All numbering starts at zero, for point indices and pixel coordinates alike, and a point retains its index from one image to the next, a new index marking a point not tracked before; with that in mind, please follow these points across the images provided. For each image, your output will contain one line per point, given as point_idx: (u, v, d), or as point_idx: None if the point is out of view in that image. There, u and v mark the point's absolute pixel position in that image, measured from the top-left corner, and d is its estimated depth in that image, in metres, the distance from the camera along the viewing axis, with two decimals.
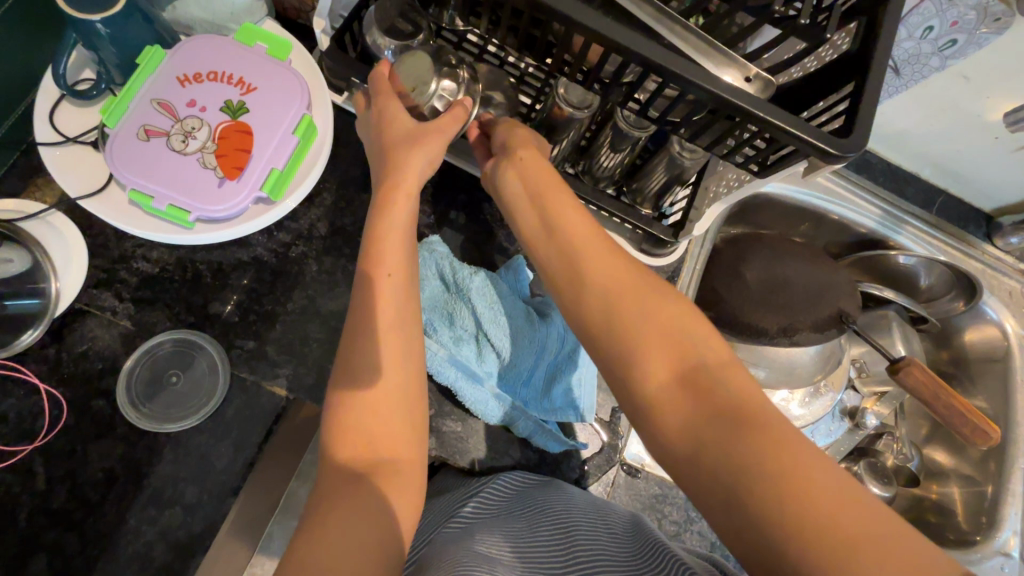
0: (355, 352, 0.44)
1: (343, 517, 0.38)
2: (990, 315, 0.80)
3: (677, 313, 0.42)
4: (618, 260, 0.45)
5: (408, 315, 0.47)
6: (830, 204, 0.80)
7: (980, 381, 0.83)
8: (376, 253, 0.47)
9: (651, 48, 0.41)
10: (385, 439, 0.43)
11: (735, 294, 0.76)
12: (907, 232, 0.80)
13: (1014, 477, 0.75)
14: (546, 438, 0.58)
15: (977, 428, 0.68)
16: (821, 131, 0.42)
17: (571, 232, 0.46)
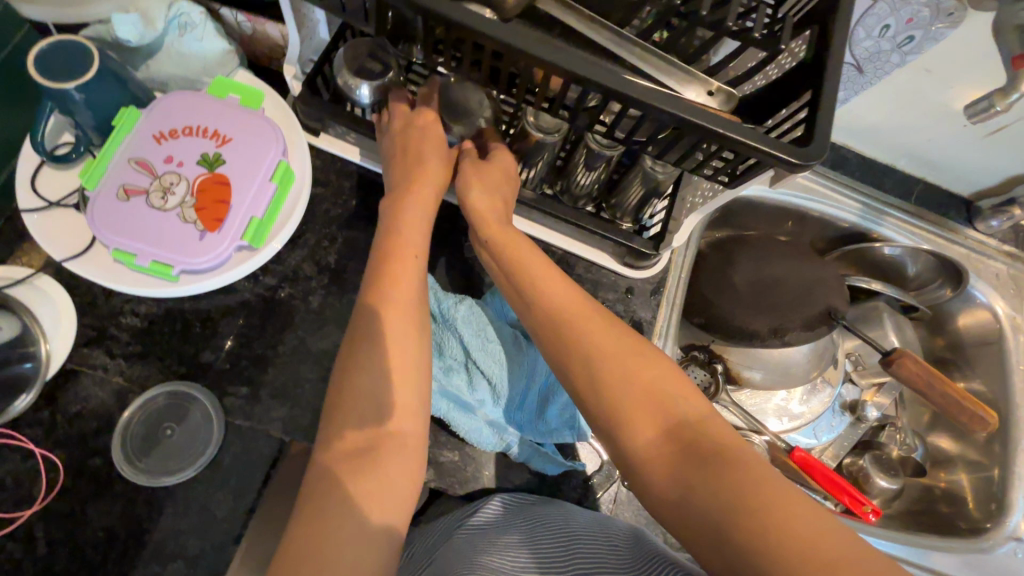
0: (350, 378, 0.45)
1: (339, 523, 0.40)
2: (980, 299, 0.81)
3: (657, 370, 0.45)
4: (599, 323, 0.48)
5: (409, 329, 0.48)
6: (809, 202, 0.81)
7: (977, 365, 0.83)
8: (386, 271, 0.50)
9: (607, 75, 0.42)
10: (383, 455, 0.43)
11: (724, 298, 0.76)
12: (889, 223, 0.81)
13: (1020, 460, 0.74)
14: (543, 462, 0.59)
15: (972, 413, 0.69)
16: (777, 141, 0.42)
17: (549, 293, 0.49)
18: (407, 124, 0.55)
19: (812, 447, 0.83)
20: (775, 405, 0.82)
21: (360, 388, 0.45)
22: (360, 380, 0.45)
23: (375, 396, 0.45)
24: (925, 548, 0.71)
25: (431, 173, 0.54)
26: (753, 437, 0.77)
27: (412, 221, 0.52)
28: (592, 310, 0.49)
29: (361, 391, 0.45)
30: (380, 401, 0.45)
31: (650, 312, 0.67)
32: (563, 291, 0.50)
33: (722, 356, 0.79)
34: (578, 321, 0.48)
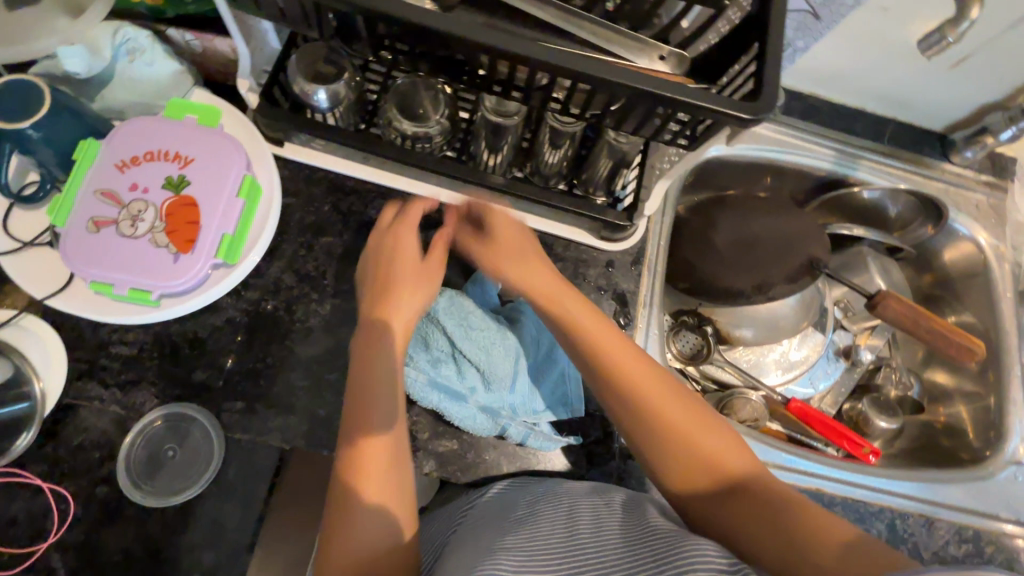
0: (354, 394, 0.51)
1: (354, 518, 0.46)
2: (962, 231, 0.81)
3: (703, 421, 0.51)
4: (640, 367, 0.53)
5: (391, 343, 0.53)
6: (783, 154, 0.80)
7: (966, 298, 0.83)
8: (383, 291, 0.55)
9: (552, 53, 0.42)
10: (377, 466, 0.48)
11: (706, 261, 0.76)
12: (864, 166, 0.81)
13: (1013, 385, 0.76)
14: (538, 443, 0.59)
15: (963, 345, 0.69)
16: (728, 99, 0.43)
17: (601, 346, 0.54)
18: (381, 241, 0.58)
19: (811, 397, 0.84)
20: (776, 358, 0.82)
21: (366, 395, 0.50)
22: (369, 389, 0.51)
23: (363, 416, 0.50)
24: (933, 482, 0.67)
25: (405, 241, 0.57)
26: (751, 393, 0.77)
27: (398, 314, 0.54)
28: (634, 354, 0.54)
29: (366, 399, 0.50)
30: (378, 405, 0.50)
31: (634, 283, 0.68)
32: (605, 338, 0.54)
33: (711, 318, 0.79)
34: (624, 368, 0.53)
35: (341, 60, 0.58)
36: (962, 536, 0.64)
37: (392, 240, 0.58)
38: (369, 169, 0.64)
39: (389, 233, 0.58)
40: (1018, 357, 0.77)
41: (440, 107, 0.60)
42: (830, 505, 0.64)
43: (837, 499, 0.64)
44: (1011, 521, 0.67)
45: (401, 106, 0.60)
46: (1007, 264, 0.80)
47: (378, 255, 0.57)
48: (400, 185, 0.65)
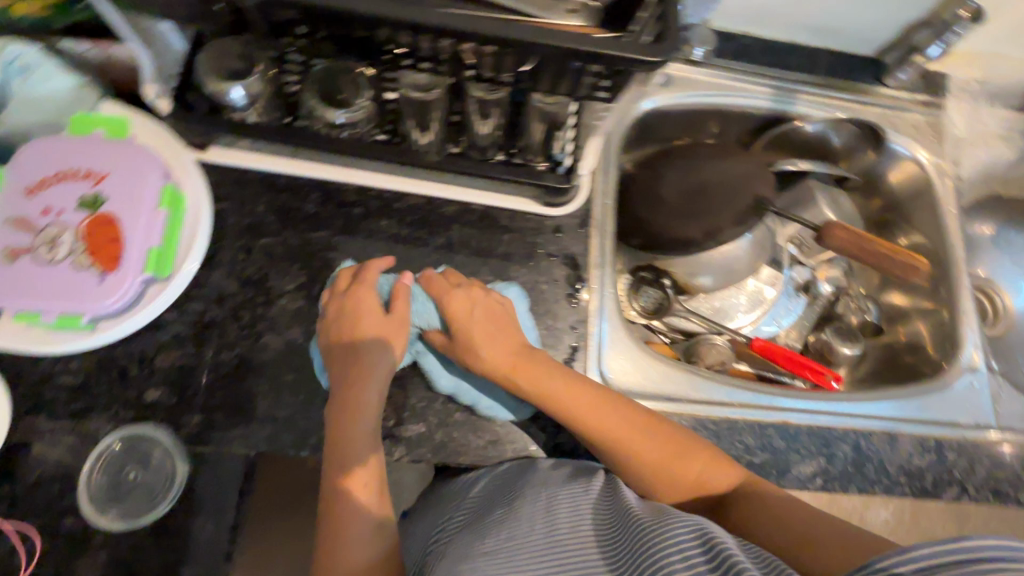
0: (330, 428, 0.53)
1: (343, 537, 0.51)
2: (902, 152, 0.83)
3: (679, 445, 0.56)
4: (600, 406, 0.56)
5: (358, 382, 0.55)
6: (720, 97, 0.80)
7: (914, 218, 0.85)
8: (346, 345, 0.56)
9: (449, 17, 0.41)
10: (364, 483, 0.53)
11: (656, 214, 0.76)
12: (801, 100, 0.81)
13: (962, 296, 0.78)
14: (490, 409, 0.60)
15: (911, 265, 0.69)
16: (635, 44, 0.42)
17: (575, 396, 0.56)
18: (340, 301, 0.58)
19: (776, 334, 0.85)
20: (750, 291, 0.83)
21: (344, 432, 0.53)
22: (346, 425, 0.53)
23: (343, 446, 0.52)
24: (898, 398, 0.69)
25: (362, 297, 0.57)
26: (716, 338, 0.79)
27: (366, 383, 0.55)
28: (591, 391, 0.57)
29: (345, 433, 0.53)
30: (358, 436, 0.53)
31: (584, 245, 0.67)
32: (562, 387, 0.56)
33: (668, 270, 0.80)
34: (590, 412, 0.56)
35: (256, 55, 0.56)
36: (923, 447, 0.67)
37: (349, 304, 0.57)
38: (300, 164, 0.62)
39: (348, 296, 0.57)
40: (965, 269, 0.79)
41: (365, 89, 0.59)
42: (796, 435, 0.65)
43: (802, 428, 0.65)
44: (968, 425, 0.70)
45: (320, 93, 0.58)
46: (948, 180, 0.82)
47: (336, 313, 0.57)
48: (334, 176, 0.63)
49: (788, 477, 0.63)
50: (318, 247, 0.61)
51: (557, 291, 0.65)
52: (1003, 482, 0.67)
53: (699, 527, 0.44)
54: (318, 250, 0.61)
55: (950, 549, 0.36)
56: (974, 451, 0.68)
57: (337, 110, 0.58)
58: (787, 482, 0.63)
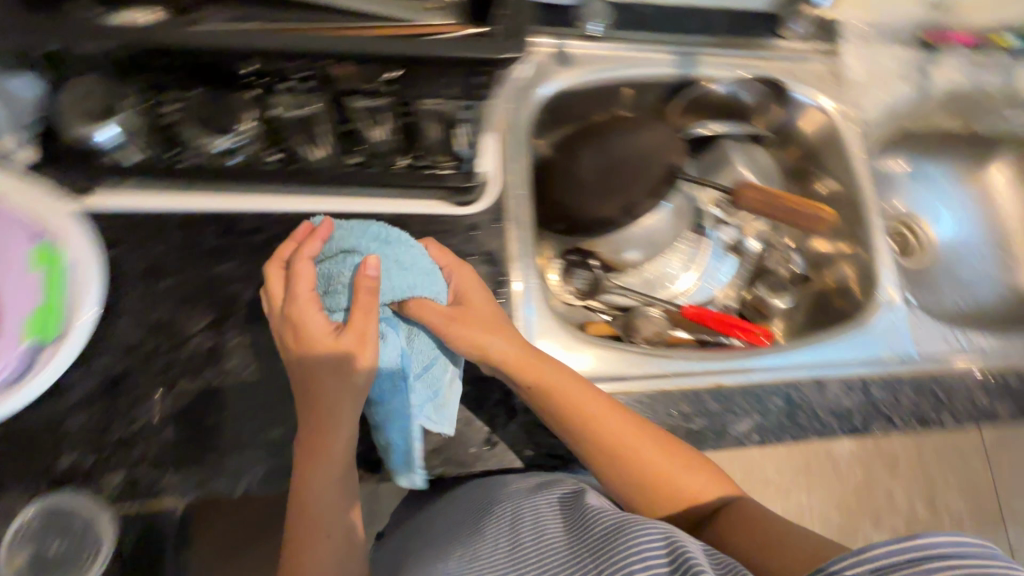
0: (299, 473, 0.52)
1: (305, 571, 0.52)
2: (807, 102, 0.84)
3: (664, 456, 0.57)
4: (590, 401, 0.58)
5: (321, 415, 0.52)
6: (625, 70, 0.80)
7: (828, 165, 0.87)
8: (309, 365, 0.52)
9: (303, 41, 0.42)
10: (328, 525, 0.52)
11: (575, 196, 0.76)
12: (706, 63, 0.81)
13: (875, 236, 0.81)
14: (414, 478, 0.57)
15: (817, 217, 0.68)
16: (491, 43, 0.43)
17: (568, 395, 0.58)
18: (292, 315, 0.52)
19: (713, 297, 0.86)
20: (680, 253, 0.85)
21: (315, 479, 0.51)
22: (315, 469, 0.51)
23: (312, 491, 0.52)
24: (824, 343, 0.72)
25: (314, 318, 0.52)
26: (650, 310, 0.80)
27: (325, 415, 0.52)
28: (582, 389, 0.59)
29: (314, 478, 0.51)
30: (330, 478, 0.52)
31: (503, 240, 0.67)
32: (555, 383, 0.58)
33: (594, 252, 0.82)
34: (581, 404, 0.57)
35: (119, 93, 0.50)
36: (850, 387, 0.70)
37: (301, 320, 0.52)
38: (194, 197, 0.60)
39: (303, 306, 0.52)
40: (876, 209, 0.82)
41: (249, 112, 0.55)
42: (730, 396, 0.67)
43: (735, 388, 0.67)
44: (892, 360, 0.73)
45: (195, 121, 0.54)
46: (851, 124, 0.85)
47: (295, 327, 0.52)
48: (232, 204, 0.61)
49: (726, 438, 0.65)
50: (224, 280, 0.59)
51: None
52: (928, 410, 0.71)
53: (666, 533, 0.44)
54: (225, 284, 0.59)
55: (904, 545, 0.36)
56: (899, 385, 0.71)
57: (219, 138, 0.56)
58: (724, 442, 0.65)
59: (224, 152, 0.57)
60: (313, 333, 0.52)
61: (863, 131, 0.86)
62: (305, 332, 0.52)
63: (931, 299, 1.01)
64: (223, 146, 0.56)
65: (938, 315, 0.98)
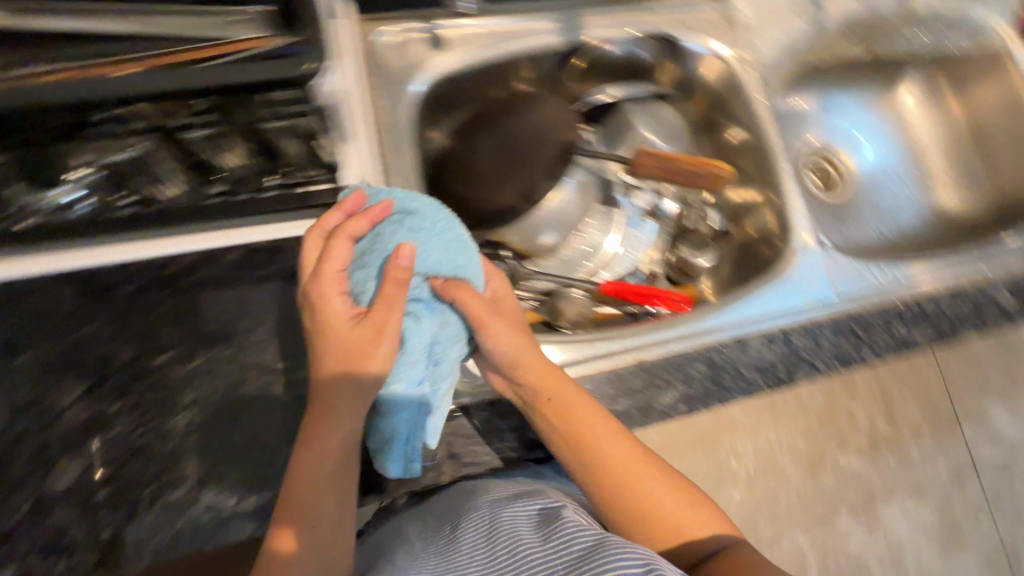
0: (290, 477, 0.52)
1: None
2: (699, 50, 0.82)
3: (663, 489, 0.57)
4: (599, 421, 0.59)
5: (330, 408, 0.51)
6: (508, 45, 0.75)
7: (734, 114, 0.85)
8: (333, 347, 0.50)
9: (92, 75, 0.43)
10: (312, 532, 0.52)
11: (471, 187, 0.72)
12: (592, 25, 0.78)
13: (784, 180, 0.80)
14: (394, 466, 0.56)
15: (708, 173, 0.67)
16: (284, 61, 0.48)
17: (574, 415, 0.58)
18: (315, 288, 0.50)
19: (638, 265, 0.84)
20: (601, 220, 0.84)
21: (303, 484, 0.51)
22: (303, 473, 0.51)
23: (297, 496, 0.51)
24: (739, 298, 0.72)
25: (337, 301, 0.50)
26: (571, 292, 0.78)
27: (334, 411, 0.51)
28: (595, 412, 0.59)
29: (300, 480, 0.51)
30: (319, 481, 0.51)
31: None
32: (568, 402, 0.59)
33: (503, 242, 0.78)
34: (589, 425, 0.58)
35: None
36: (770, 340, 0.70)
37: (320, 300, 0.50)
38: (29, 262, 0.51)
39: (331, 281, 0.50)
40: (782, 153, 0.81)
41: (80, 150, 0.49)
42: (652, 369, 0.66)
43: (657, 361, 0.66)
44: (812, 307, 0.73)
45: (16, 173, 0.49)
46: (748, 69, 0.83)
47: (316, 304, 0.50)
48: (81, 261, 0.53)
49: (653, 413, 0.65)
50: (89, 341, 0.53)
51: None
52: (849, 351, 0.72)
53: (646, 560, 0.44)
54: (90, 346, 0.53)
55: None
56: (819, 330, 0.72)
57: (58, 189, 0.51)
58: (652, 417, 0.65)
59: (63, 203, 0.52)
60: (336, 313, 0.50)
61: (763, 74, 0.84)
62: (328, 311, 0.50)
63: (852, 231, 1.02)
64: (61, 195, 0.51)
65: (859, 247, 0.99)
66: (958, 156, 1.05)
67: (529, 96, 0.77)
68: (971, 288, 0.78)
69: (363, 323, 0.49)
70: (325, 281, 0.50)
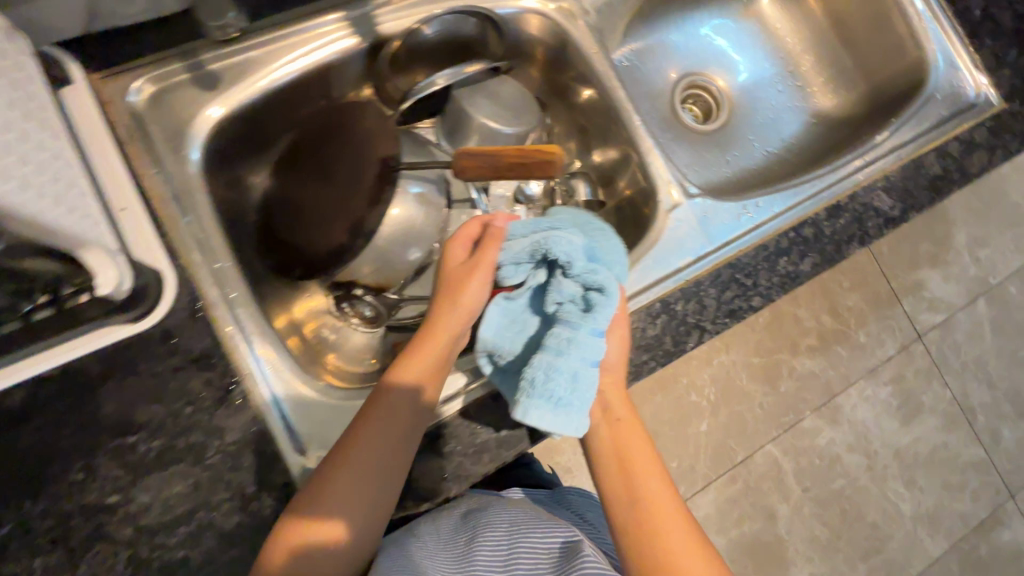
0: (374, 403, 0.55)
1: (297, 533, 0.49)
2: (515, 13, 0.73)
3: (690, 550, 0.53)
4: (648, 455, 0.59)
5: (431, 334, 0.58)
6: (293, 61, 0.65)
7: (574, 72, 0.78)
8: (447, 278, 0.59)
9: None
10: (358, 480, 0.52)
11: (296, 232, 0.66)
12: (382, 17, 0.68)
13: (639, 134, 0.74)
14: (552, 421, 0.52)
15: (542, 163, 0.60)
16: None
17: (630, 446, 0.59)
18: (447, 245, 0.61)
19: None
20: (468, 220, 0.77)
21: (378, 415, 0.54)
22: (385, 396, 0.55)
23: (369, 421, 0.54)
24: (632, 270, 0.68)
25: (459, 250, 0.61)
26: None
27: (432, 333, 0.58)
28: (647, 453, 0.59)
29: (380, 404, 0.55)
30: (394, 409, 0.55)
31: (214, 333, 0.56)
32: (631, 429, 0.60)
33: (354, 281, 0.69)
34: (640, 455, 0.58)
35: None
36: (650, 315, 0.66)
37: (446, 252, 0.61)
38: None
39: (459, 237, 0.61)
40: (632, 107, 0.75)
41: None
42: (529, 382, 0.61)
43: None
44: (688, 266, 0.69)
45: None
46: (574, 20, 0.75)
47: (445, 257, 0.61)
48: None
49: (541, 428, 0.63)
50: None
51: (210, 400, 0.54)
52: (734, 300, 0.68)
53: None
54: None
55: None
56: (700, 288, 0.68)
57: None
58: (541, 432, 0.63)
59: None
60: (458, 255, 0.61)
61: (592, 22, 0.76)
62: (450, 256, 0.60)
63: (738, 158, 0.98)
64: None
65: (742, 176, 0.96)
66: (825, 53, 1.00)
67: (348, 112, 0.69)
68: (846, 201, 0.75)
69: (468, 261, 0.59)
70: (456, 239, 0.61)
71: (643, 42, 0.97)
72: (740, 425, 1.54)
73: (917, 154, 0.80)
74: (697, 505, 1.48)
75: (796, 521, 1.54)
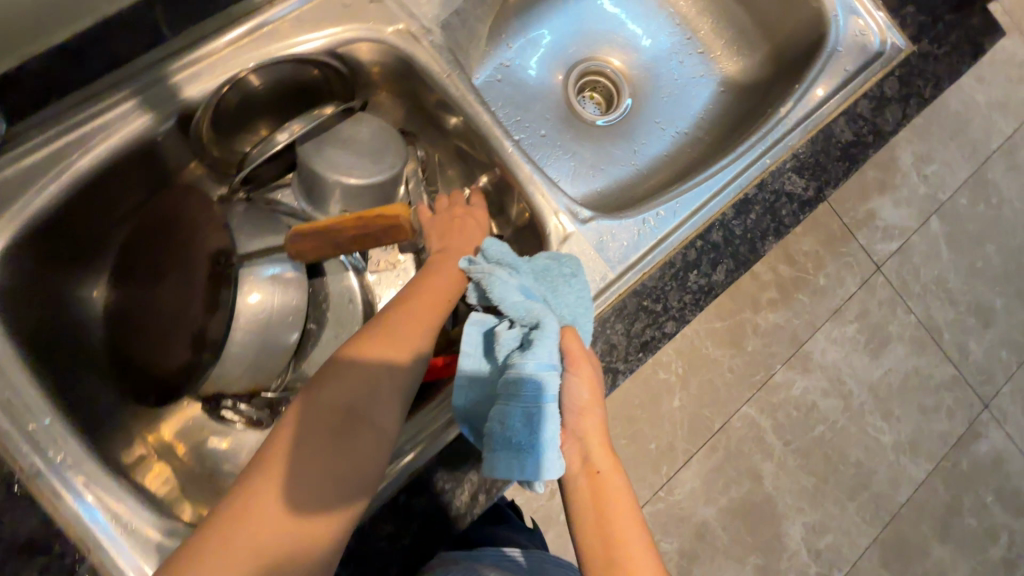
0: (388, 317, 0.52)
1: (305, 451, 0.44)
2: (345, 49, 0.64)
3: None
4: (636, 520, 0.49)
5: (445, 264, 0.59)
6: (81, 160, 0.54)
7: (432, 98, 0.68)
8: (456, 228, 0.63)
9: None
10: (371, 396, 0.48)
11: (139, 355, 0.57)
12: (185, 85, 0.58)
13: (513, 159, 0.66)
14: (521, 470, 0.47)
15: (383, 229, 0.53)
16: None
17: (611, 500, 0.49)
18: (449, 207, 0.66)
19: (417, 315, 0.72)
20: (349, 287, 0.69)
21: (398, 326, 0.52)
22: (404, 310, 0.53)
23: (387, 333, 0.51)
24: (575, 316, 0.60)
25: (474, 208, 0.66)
26: None
27: (444, 264, 0.59)
28: (632, 511, 0.49)
29: (399, 318, 0.52)
30: (413, 325, 0.52)
31: (39, 509, 0.48)
32: (613, 490, 0.49)
33: (221, 393, 0.61)
34: (626, 526, 0.48)
35: None
36: None
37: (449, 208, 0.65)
38: None
39: (459, 204, 0.66)
40: (501, 130, 0.66)
41: None
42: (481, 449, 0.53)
43: (439, 458, 0.58)
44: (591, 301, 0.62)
45: None
46: (415, 43, 0.65)
47: (448, 213, 0.65)
48: None
49: (450, 523, 0.57)
50: None
51: None
52: (645, 330, 0.62)
53: None
54: None
55: None
56: (606, 323, 0.62)
57: None
58: (450, 528, 0.57)
59: None
60: (464, 212, 0.65)
61: (439, 40, 0.67)
62: (457, 212, 0.64)
63: (646, 146, 0.90)
64: None
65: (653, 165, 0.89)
66: (719, 13, 0.91)
67: (172, 200, 0.59)
68: (754, 191, 0.69)
69: (475, 225, 0.64)
70: (452, 204, 0.66)
71: (520, 38, 0.88)
72: (713, 393, 1.50)
73: (824, 123, 0.73)
74: (683, 482, 1.45)
75: (782, 475, 1.52)
